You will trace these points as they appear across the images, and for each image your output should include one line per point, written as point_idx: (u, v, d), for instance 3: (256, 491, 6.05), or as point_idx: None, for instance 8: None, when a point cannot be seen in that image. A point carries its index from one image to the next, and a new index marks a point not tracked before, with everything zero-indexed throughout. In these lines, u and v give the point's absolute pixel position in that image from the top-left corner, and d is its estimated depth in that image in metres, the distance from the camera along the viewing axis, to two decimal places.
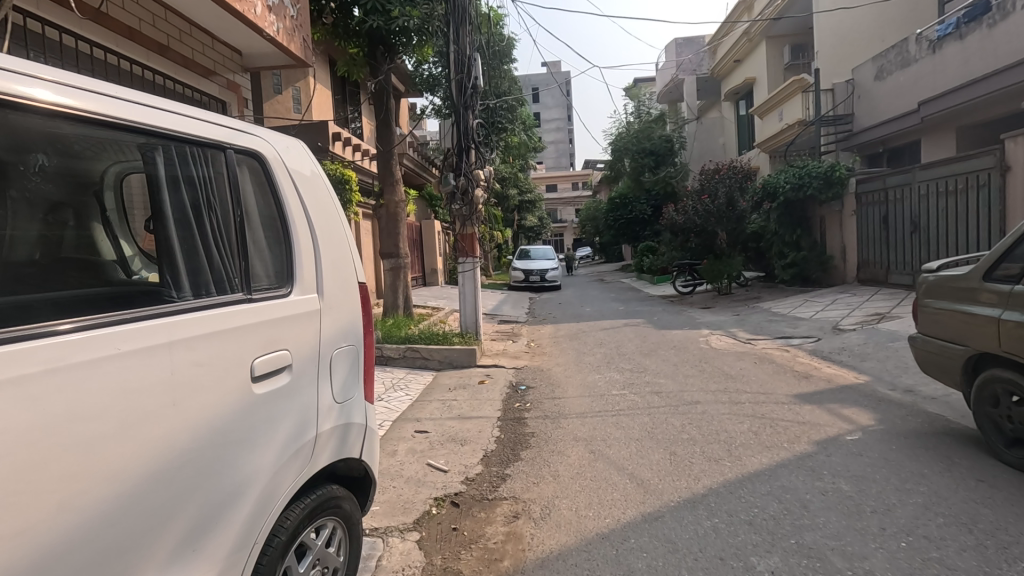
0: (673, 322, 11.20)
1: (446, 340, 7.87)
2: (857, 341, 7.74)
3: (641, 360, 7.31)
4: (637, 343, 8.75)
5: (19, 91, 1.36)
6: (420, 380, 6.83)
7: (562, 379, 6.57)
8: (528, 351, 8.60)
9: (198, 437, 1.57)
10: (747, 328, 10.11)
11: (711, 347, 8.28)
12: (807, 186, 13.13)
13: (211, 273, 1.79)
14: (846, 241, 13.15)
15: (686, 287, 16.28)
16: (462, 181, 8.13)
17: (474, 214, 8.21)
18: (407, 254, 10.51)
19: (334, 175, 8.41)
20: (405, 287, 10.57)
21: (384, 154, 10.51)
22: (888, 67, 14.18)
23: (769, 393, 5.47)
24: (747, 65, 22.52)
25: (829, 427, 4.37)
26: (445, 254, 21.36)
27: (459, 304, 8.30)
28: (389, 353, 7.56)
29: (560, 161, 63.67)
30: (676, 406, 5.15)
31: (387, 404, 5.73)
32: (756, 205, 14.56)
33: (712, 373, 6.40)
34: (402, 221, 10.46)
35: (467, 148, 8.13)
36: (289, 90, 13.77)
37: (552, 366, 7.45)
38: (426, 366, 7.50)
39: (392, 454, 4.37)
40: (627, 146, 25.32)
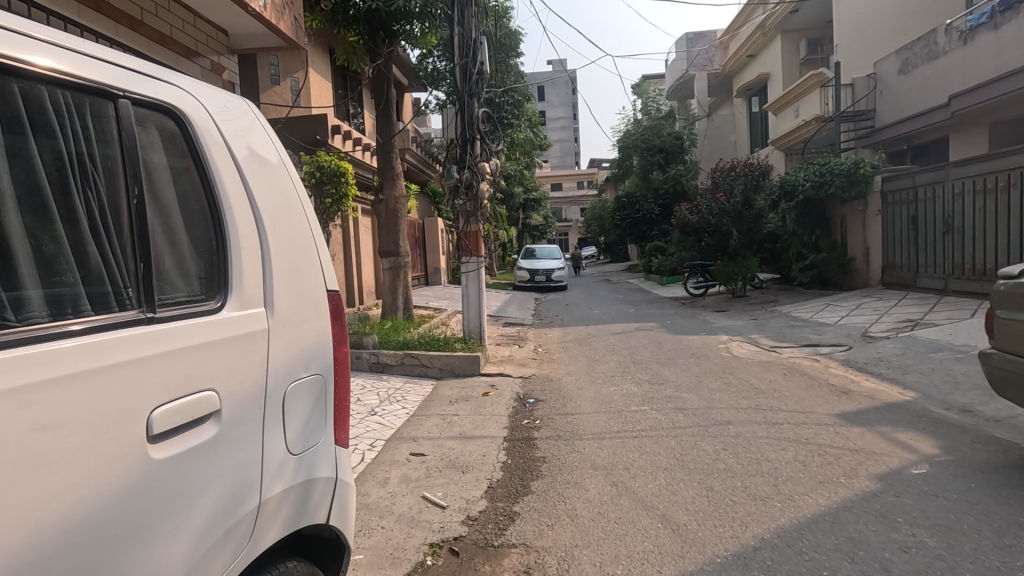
0: (688, 326, 10.60)
1: (448, 345, 7.28)
2: (894, 351, 7.12)
3: (659, 370, 6.72)
4: (652, 349, 8.16)
5: (24, 57, 1.14)
6: (419, 390, 6.26)
7: (574, 392, 5.98)
8: (536, 358, 8.02)
9: (43, 535, 1.02)
10: (768, 334, 9.50)
11: (733, 355, 7.67)
12: (829, 184, 12.50)
13: (88, 282, 1.22)
14: (869, 242, 12.50)
15: (697, 289, 15.66)
16: (466, 174, 7.54)
17: (479, 207, 7.54)
18: (407, 252, 9.93)
19: (328, 167, 7.70)
20: (405, 287, 10.00)
21: (384, 146, 9.92)
22: (914, 60, 13.52)
23: (809, 412, 4.87)
24: (760, 60, 21.85)
25: (889, 457, 3.76)
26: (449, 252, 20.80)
27: (462, 307, 7.71)
28: (385, 359, 6.98)
29: (565, 159, 63.06)
30: (705, 427, 4.55)
31: (380, 420, 5.16)
32: (774, 204, 13.94)
33: (739, 387, 5.81)
34: (402, 218, 9.89)
35: (471, 139, 7.53)
36: (287, 80, 13.27)
37: (562, 375, 6.87)
38: (426, 374, 6.93)
39: (383, 484, 3.79)
40: (636, 145, 24.66)
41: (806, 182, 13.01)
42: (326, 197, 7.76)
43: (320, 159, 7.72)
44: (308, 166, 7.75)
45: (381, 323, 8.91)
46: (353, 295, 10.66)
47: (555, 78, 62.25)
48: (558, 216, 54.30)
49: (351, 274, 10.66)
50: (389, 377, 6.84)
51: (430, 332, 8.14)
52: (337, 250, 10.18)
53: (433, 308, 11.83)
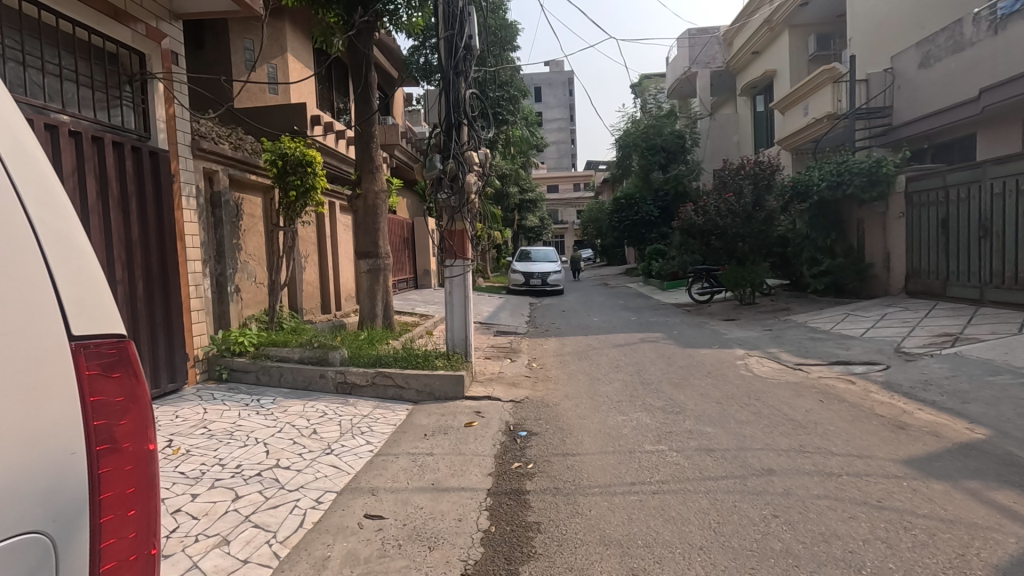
0: (697, 338, 9.67)
1: (428, 363, 6.25)
2: (942, 372, 6.19)
3: (672, 395, 5.77)
4: (662, 366, 7.20)
5: None
6: (391, 419, 5.27)
7: (575, 423, 5.02)
8: (530, 375, 7.04)
9: None
10: (788, 348, 8.55)
11: (754, 375, 6.73)
12: (847, 185, 11.67)
13: None
14: (890, 246, 11.61)
15: (702, 295, 14.87)
16: (452, 166, 6.56)
17: (466, 201, 6.54)
18: (387, 254, 8.95)
19: (293, 156, 6.70)
20: (385, 293, 9.01)
21: (363, 136, 8.94)
22: (937, 53, 12.71)
23: (867, 457, 3.92)
24: (766, 57, 21.02)
25: (1005, 536, 2.80)
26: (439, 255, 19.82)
27: (446, 317, 6.73)
28: (353, 379, 5.98)
29: (562, 161, 62.29)
30: (742, 481, 3.59)
31: (336, 461, 4.18)
32: (786, 205, 13.03)
33: (772, 419, 4.86)
34: (382, 217, 8.92)
35: (457, 124, 6.56)
36: (264, 66, 12.31)
37: (560, 399, 5.91)
38: (401, 397, 5.95)
39: (321, 568, 2.80)
40: (636, 143, 23.75)
41: (821, 182, 12.20)
42: (291, 190, 6.78)
43: (282, 145, 6.70)
44: (269, 153, 6.75)
45: (355, 334, 7.85)
46: (328, 301, 9.65)
47: (552, 79, 61.54)
48: (554, 218, 53.38)
49: (327, 277, 9.65)
50: (359, 400, 5.86)
51: (409, 346, 7.15)
52: (310, 250, 9.19)
53: (418, 317, 10.81)
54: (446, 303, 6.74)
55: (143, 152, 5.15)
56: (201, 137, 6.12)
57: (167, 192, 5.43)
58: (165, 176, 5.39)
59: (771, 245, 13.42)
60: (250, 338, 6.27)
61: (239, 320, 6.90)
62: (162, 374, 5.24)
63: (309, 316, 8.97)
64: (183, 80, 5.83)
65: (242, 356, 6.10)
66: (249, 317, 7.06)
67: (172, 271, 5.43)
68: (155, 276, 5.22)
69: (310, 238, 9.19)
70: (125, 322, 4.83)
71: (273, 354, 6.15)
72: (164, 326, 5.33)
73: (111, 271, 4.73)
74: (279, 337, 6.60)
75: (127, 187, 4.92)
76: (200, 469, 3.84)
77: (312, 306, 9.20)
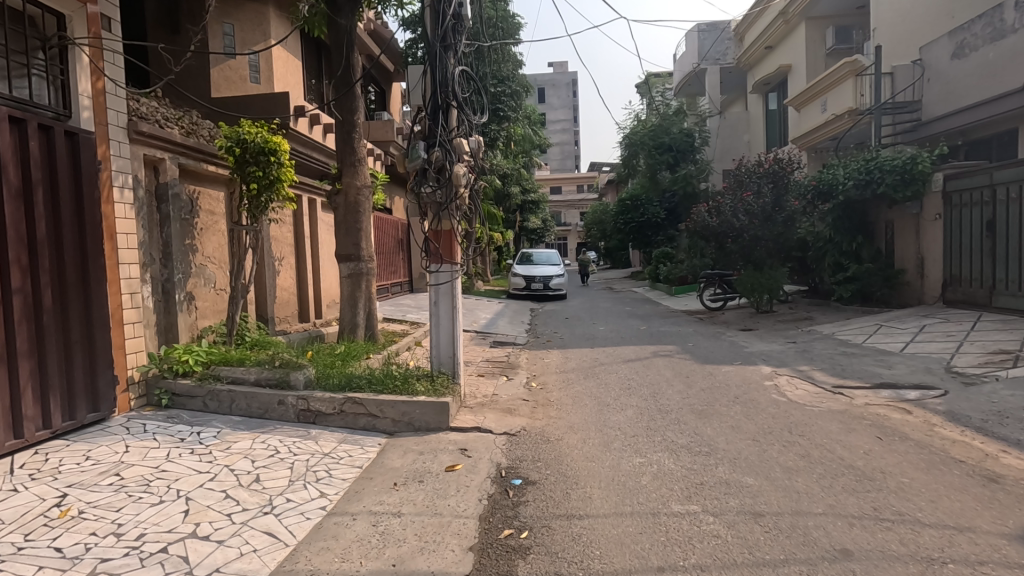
0: (715, 351, 8.71)
1: (407, 387, 5.28)
2: (1019, 402, 5.22)
3: (697, 428, 4.82)
4: (681, 388, 6.24)
5: None
6: (357, 461, 4.30)
7: (582, 468, 4.07)
8: (529, 399, 6.09)
9: None
10: (821, 365, 7.57)
11: (790, 401, 5.77)
12: (877, 184, 10.77)
13: None
14: (924, 251, 10.65)
15: (714, 302, 14.03)
16: (437, 154, 5.59)
17: (457, 195, 5.56)
18: (371, 257, 8.01)
19: (253, 142, 5.77)
20: (368, 301, 8.07)
21: (345, 124, 8.01)
22: (973, 42, 11.75)
23: (968, 530, 2.97)
24: (780, 52, 20.07)
25: None
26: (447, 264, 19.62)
27: (431, 333, 5.80)
28: (317, 406, 5.05)
29: (565, 163, 61.36)
30: (812, 570, 2.65)
31: (272, 526, 3.23)
32: (810, 205, 12.04)
33: (827, 466, 3.91)
34: (365, 215, 7.98)
35: (444, 106, 5.62)
36: (244, 54, 11.43)
37: (564, 432, 4.95)
38: (374, 429, 5.02)
39: None
40: (644, 142, 22.55)
41: (847, 181, 11.30)
42: (251, 182, 5.86)
43: (241, 130, 5.76)
44: (227, 139, 5.82)
45: (332, 349, 6.91)
46: (307, 308, 8.77)
47: (556, 79, 60.65)
48: (557, 221, 52.37)
49: (305, 282, 8.76)
50: (323, 432, 4.90)
51: (389, 364, 6.22)
52: (286, 252, 8.30)
53: (409, 326, 9.88)
54: (430, 318, 5.80)
55: (56, 133, 4.22)
56: (140, 118, 5.19)
57: (89, 181, 4.50)
58: (87, 163, 4.46)
59: (790, 249, 12.46)
60: (196, 356, 5.32)
61: (191, 334, 5.97)
62: (80, 402, 4.31)
63: (282, 325, 8.08)
64: (117, 49, 4.91)
65: (186, 378, 5.17)
66: (204, 330, 6.14)
67: (96, 278, 4.50)
68: (70, 284, 4.29)
69: (286, 238, 8.30)
70: (25, 340, 3.92)
71: (223, 375, 5.21)
72: (84, 344, 4.40)
73: (5, 279, 3.82)
74: (234, 355, 5.64)
75: (31, 175, 3.99)
76: (84, 544, 2.89)
77: (287, 314, 8.30)
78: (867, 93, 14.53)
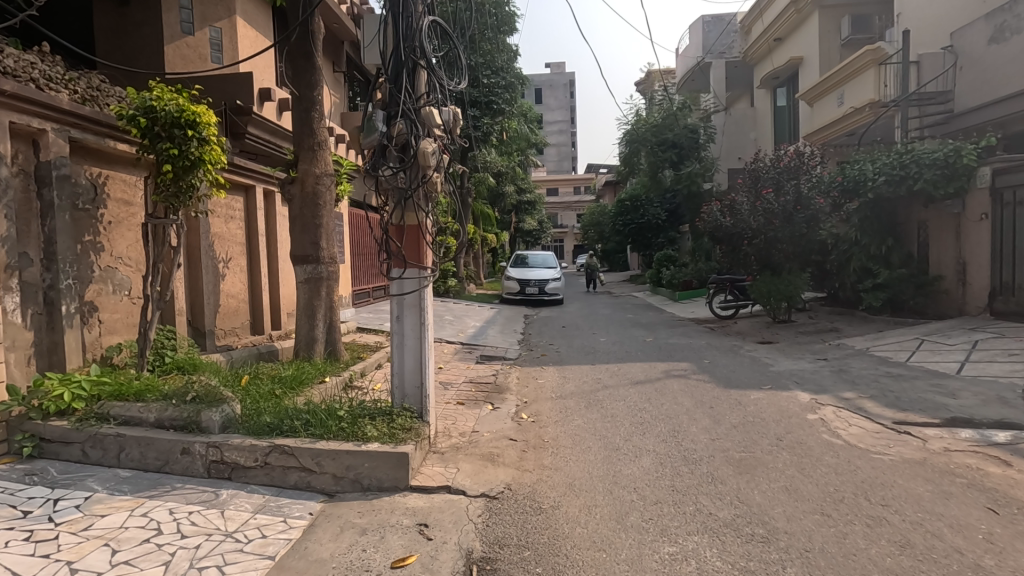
0: (737, 370, 7.50)
1: (356, 430, 4.02)
2: None
3: (740, 492, 3.60)
4: (708, 425, 5.02)
5: None
6: (268, 549, 3.01)
7: (589, 565, 2.84)
8: (518, 439, 4.84)
9: None
10: (868, 390, 6.36)
11: (848, 445, 4.55)
12: (913, 181, 9.63)
13: None
14: (967, 254, 9.49)
15: (724, 309, 12.84)
16: (399, 126, 4.34)
17: (424, 178, 4.29)
18: (333, 257, 6.78)
19: (167, 110, 4.49)
20: (329, 312, 6.82)
21: (302, 101, 6.76)
22: (1014, 24, 10.58)
23: None
24: (791, 43, 18.92)
25: None
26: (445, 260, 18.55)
27: (393, 358, 4.56)
28: (235, 458, 3.79)
29: (561, 164, 60.03)
30: None
31: None
32: (837, 203, 10.85)
33: (944, 567, 2.70)
34: (325, 209, 6.72)
35: (410, 66, 4.41)
36: (204, 30, 10.16)
37: (563, 494, 3.72)
38: (310, 489, 3.76)
39: None
40: (645, 137, 21.40)
41: (876, 176, 10.14)
42: (164, 163, 4.56)
43: (149, 95, 4.49)
44: (130, 106, 4.52)
45: (280, 372, 5.66)
46: (261, 318, 7.55)
47: (553, 79, 59.92)
48: (553, 222, 51.26)
49: (259, 286, 7.55)
50: (237, 494, 3.63)
51: (342, 396, 4.95)
52: (233, 252, 7.08)
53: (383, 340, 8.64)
54: (391, 340, 4.57)
55: None
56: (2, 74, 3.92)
57: None
58: None
59: (812, 254, 11.26)
60: (76, 389, 4.04)
61: (90, 355, 4.72)
62: None
63: (227, 340, 6.83)
64: None
65: (62, 420, 3.91)
66: (110, 349, 4.89)
67: None
68: None
69: (233, 236, 7.08)
70: None
71: (113, 414, 3.95)
72: None
73: None
74: (137, 383, 4.38)
75: None
76: None
77: (234, 326, 7.07)
78: (891, 84, 13.48)
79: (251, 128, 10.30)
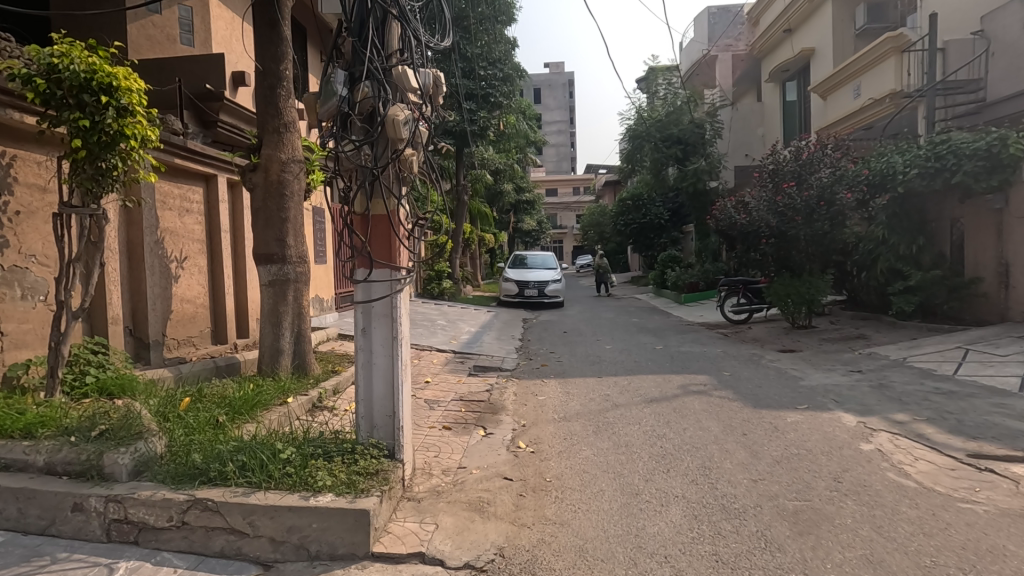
0: (764, 385, 6.62)
1: (304, 477, 3.12)
2: None
3: (808, 567, 2.72)
4: (745, 460, 4.14)
5: None
6: None
7: None
8: (514, 479, 3.97)
9: None
10: (921, 410, 5.48)
11: (923, 488, 3.68)
12: (950, 173, 8.77)
13: None
14: (1011, 254, 8.65)
15: (737, 314, 11.96)
16: (364, 89, 3.44)
17: (395, 155, 3.38)
18: (301, 256, 5.87)
19: (74, 72, 3.61)
20: (297, 320, 5.91)
21: (266, 74, 5.85)
22: None
23: None
24: (802, 34, 18.02)
25: None
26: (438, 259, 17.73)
27: (357, 381, 3.69)
28: (142, 517, 2.91)
29: (559, 164, 59.04)
30: None
31: None
32: (863, 199, 9.96)
33: None
34: (293, 200, 5.82)
35: (379, 16, 3.52)
36: (172, 9, 9.29)
37: (578, 564, 2.86)
38: (242, 560, 2.87)
39: None
40: (649, 133, 20.41)
41: (908, 169, 9.27)
42: (73, 137, 3.68)
43: (50, 51, 3.59)
44: (25, 65, 3.62)
45: (232, 391, 4.75)
46: (224, 326, 6.63)
47: (552, 79, 59.43)
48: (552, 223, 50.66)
49: (222, 289, 6.64)
50: (140, 569, 2.74)
51: (299, 426, 4.04)
52: (190, 249, 6.17)
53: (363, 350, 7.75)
54: (355, 360, 3.69)
55: None
56: None
57: None
58: None
59: (834, 254, 10.39)
60: None
61: None
62: None
63: (181, 351, 5.93)
64: None
65: None
66: (15, 366, 4.00)
67: None
68: None
69: (189, 231, 6.17)
70: None
71: None
72: None
73: None
74: (35, 412, 3.50)
75: None
76: None
77: (190, 335, 6.16)
78: (914, 73, 12.65)
79: (224, 115, 9.33)
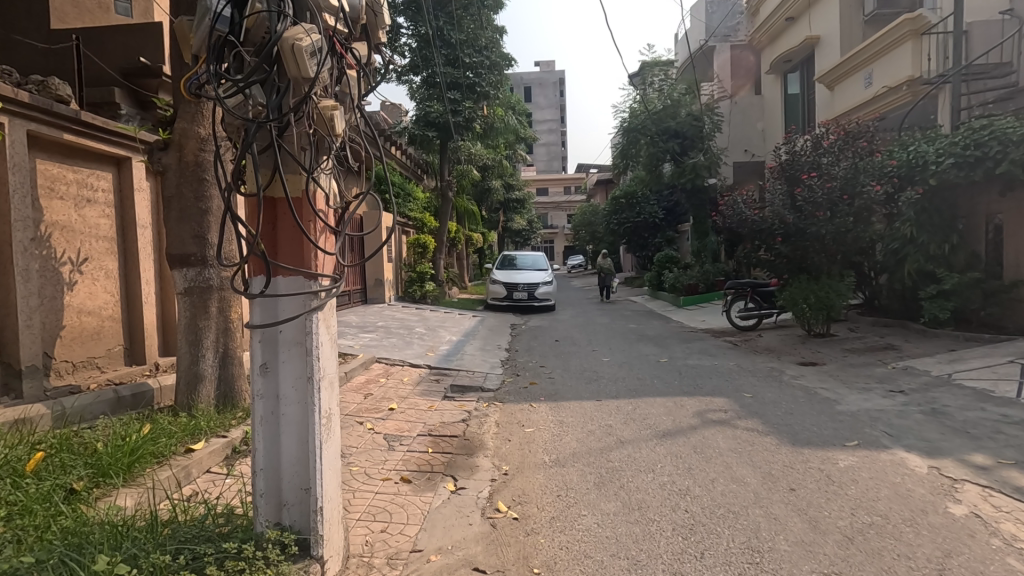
0: (795, 412, 5.54)
1: None
2: None
3: None
4: (805, 537, 3.04)
5: None
6: None
7: None
8: (490, 571, 2.84)
9: None
10: (1000, 447, 4.43)
11: None
12: (993, 163, 7.76)
13: None
14: None
15: (745, 320, 10.91)
16: (256, 4, 2.28)
17: (301, 103, 2.22)
18: (225, 257, 4.67)
19: None
20: (224, 338, 4.73)
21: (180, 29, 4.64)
22: None
23: None
24: (805, 22, 16.99)
25: None
26: (420, 260, 16.59)
27: (255, 445, 2.52)
28: None
29: (551, 164, 58.22)
30: None
31: None
32: (892, 192, 8.91)
33: None
34: (216, 188, 4.64)
35: None
36: None
37: None
38: None
39: None
40: (644, 126, 19.14)
41: (941, 158, 8.26)
42: None
43: None
44: None
45: (115, 435, 3.56)
46: (141, 343, 5.44)
47: (544, 78, 58.58)
48: (543, 223, 49.74)
49: (140, 298, 5.44)
50: None
51: (187, 502, 2.87)
52: (92, 248, 4.98)
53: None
54: (250, 413, 2.52)
55: None
56: None
57: None
58: None
59: (855, 254, 9.35)
60: None
61: None
62: None
63: (77, 376, 4.74)
64: None
65: None
66: None
67: None
68: None
69: (91, 227, 4.98)
70: None
71: None
72: None
73: None
74: None
75: None
76: None
77: (93, 355, 4.97)
78: (935, 57, 11.64)
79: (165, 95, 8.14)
